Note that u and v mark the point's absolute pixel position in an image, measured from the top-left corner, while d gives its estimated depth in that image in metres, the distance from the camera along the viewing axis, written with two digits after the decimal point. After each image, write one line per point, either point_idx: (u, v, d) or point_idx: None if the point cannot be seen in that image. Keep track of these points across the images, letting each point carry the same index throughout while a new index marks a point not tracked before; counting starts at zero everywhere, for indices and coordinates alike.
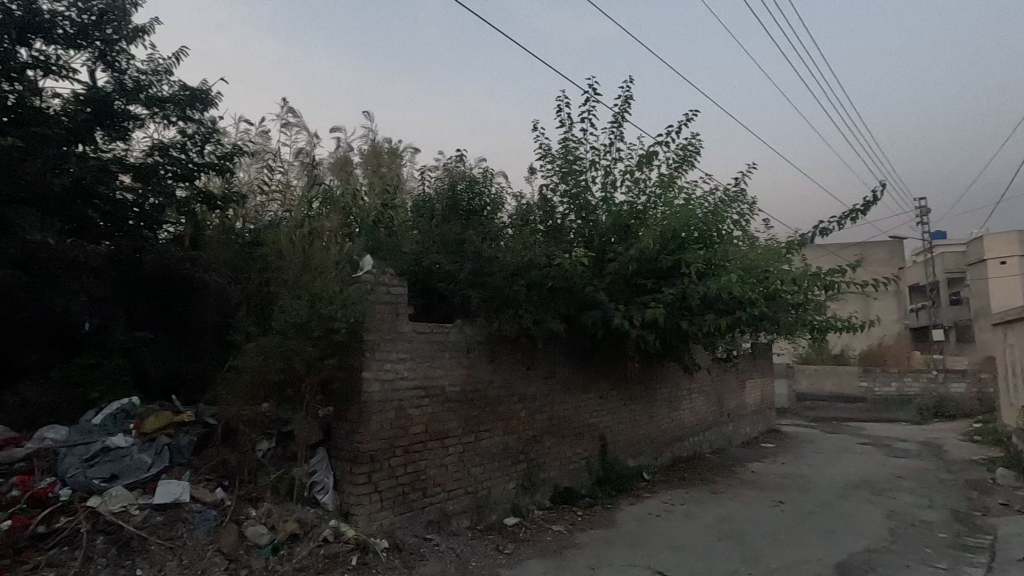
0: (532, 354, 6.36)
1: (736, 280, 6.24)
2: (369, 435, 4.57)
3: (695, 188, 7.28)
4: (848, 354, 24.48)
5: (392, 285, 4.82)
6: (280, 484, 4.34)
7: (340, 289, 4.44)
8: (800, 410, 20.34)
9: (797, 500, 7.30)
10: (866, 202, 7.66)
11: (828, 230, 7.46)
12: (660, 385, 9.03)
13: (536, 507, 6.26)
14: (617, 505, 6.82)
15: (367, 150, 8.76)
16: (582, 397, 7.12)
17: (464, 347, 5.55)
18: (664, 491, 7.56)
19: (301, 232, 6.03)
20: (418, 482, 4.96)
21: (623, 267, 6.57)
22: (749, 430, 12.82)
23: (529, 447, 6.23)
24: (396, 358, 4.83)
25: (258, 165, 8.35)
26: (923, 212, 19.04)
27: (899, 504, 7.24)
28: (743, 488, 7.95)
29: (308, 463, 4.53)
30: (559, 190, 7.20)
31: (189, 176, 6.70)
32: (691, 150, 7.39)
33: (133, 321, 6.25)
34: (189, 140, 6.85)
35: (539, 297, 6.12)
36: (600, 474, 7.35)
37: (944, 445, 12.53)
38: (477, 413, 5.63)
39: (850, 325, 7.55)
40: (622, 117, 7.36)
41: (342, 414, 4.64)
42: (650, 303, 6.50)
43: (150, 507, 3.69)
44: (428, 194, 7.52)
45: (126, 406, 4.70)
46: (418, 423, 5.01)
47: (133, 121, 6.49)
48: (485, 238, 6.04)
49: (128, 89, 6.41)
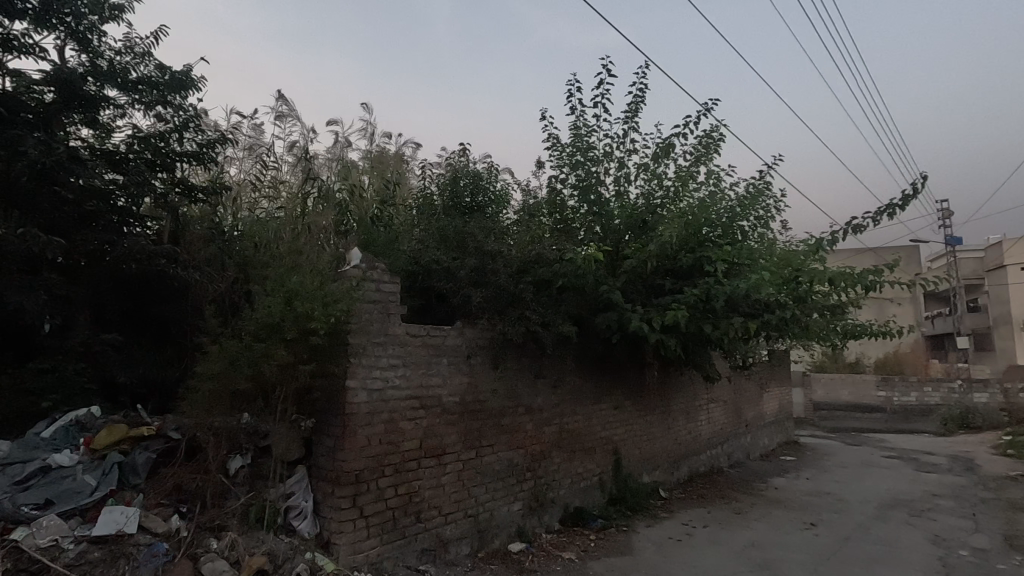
0: (540, 361, 5.78)
1: (766, 279, 5.65)
2: (354, 452, 4.00)
3: (716, 182, 6.71)
4: (864, 363, 23.85)
5: (382, 282, 4.25)
6: (250, 509, 3.77)
7: (320, 285, 3.87)
8: (816, 420, 19.72)
9: (831, 522, 6.65)
10: (905, 197, 6.85)
11: (862, 227, 6.80)
12: (679, 395, 8.45)
13: (544, 531, 5.66)
14: (632, 527, 6.20)
15: (372, 153, 8.42)
16: (593, 408, 6.52)
17: (464, 352, 4.97)
18: (684, 511, 6.94)
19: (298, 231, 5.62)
20: (411, 505, 4.38)
21: (639, 266, 6.00)
22: (768, 442, 12.23)
23: (536, 464, 5.64)
24: (386, 364, 4.26)
25: (250, 161, 7.86)
26: (947, 215, 18.35)
27: (943, 528, 6.58)
28: (770, 507, 7.32)
29: (287, 483, 3.96)
30: (569, 182, 6.64)
31: (166, 165, 6.21)
32: (713, 140, 6.82)
33: (104, 324, 5.72)
34: (169, 127, 6.32)
35: (548, 297, 5.54)
36: (615, 492, 6.74)
37: (976, 459, 11.84)
38: (479, 425, 5.05)
39: (887, 330, 6.89)
40: (637, 103, 6.80)
41: (324, 429, 4.07)
42: (670, 305, 5.90)
43: (87, 540, 3.12)
44: (427, 191, 6.99)
45: (82, 416, 4.18)
46: (411, 438, 4.43)
47: (108, 106, 5.96)
48: (489, 232, 5.49)
49: (102, 71, 5.90)
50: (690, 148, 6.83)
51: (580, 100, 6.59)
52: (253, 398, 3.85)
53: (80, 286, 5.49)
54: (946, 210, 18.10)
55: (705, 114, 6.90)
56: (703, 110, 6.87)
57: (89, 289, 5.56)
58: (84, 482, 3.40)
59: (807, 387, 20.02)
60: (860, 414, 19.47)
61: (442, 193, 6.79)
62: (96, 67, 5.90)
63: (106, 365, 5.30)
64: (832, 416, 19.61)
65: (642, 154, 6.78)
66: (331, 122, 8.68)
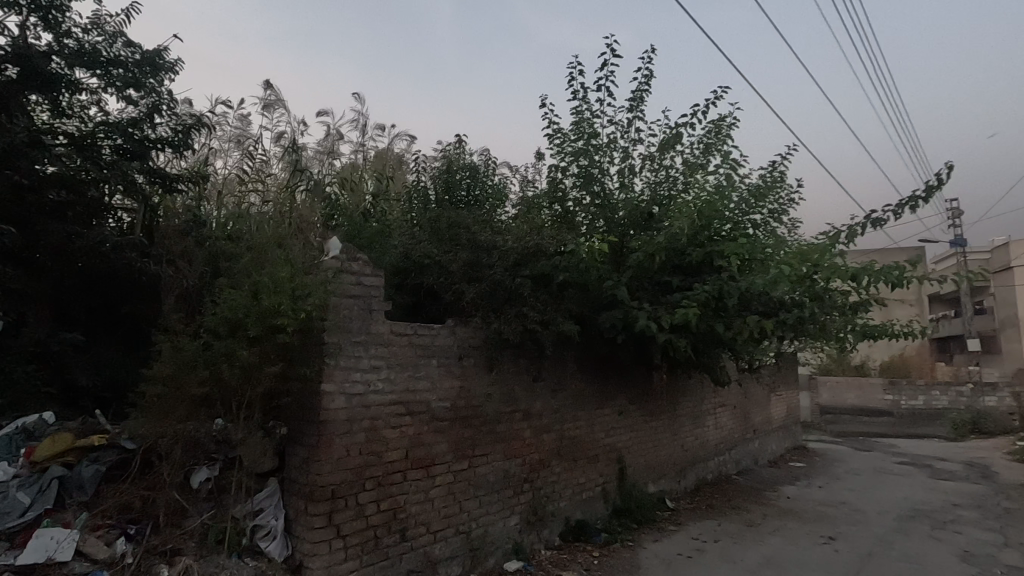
0: (540, 363, 5.36)
1: (784, 273, 5.21)
2: (330, 464, 3.57)
3: (728, 172, 6.28)
4: (870, 366, 23.44)
5: (362, 274, 3.83)
6: (209, 530, 3.34)
7: (291, 277, 3.45)
8: (822, 423, 19.34)
9: (850, 536, 6.22)
10: (928, 187, 6.28)
11: (882, 220, 6.31)
12: (686, 398, 8.01)
13: (542, 547, 5.24)
14: (638, 542, 5.76)
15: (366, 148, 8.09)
16: (596, 413, 6.08)
17: (455, 353, 4.55)
18: (692, 523, 6.51)
19: (283, 225, 5.24)
20: (396, 522, 3.96)
21: (646, 261, 5.57)
22: (776, 447, 11.80)
23: (534, 474, 5.21)
24: (368, 366, 3.84)
25: (236, 153, 7.45)
26: (957, 215, 17.85)
27: (970, 542, 6.14)
28: (784, 519, 6.87)
29: (253, 500, 3.51)
30: (571, 171, 6.21)
31: (141, 154, 5.73)
32: (724, 129, 6.39)
33: (68, 323, 5.34)
34: (142, 113, 5.83)
35: (547, 294, 5.11)
36: (619, 503, 6.31)
37: (993, 466, 11.38)
38: (471, 432, 4.62)
39: (911, 330, 6.42)
40: (644, 89, 6.36)
41: (297, 438, 3.65)
42: (680, 302, 5.46)
43: (9, 570, 2.79)
44: (421, 183, 6.53)
45: (31, 423, 3.79)
46: (396, 448, 4.00)
47: (75, 88, 5.55)
48: (484, 223, 5.08)
49: (68, 52, 5.49)
50: (699, 136, 6.40)
51: (582, 85, 6.15)
52: (215, 403, 3.42)
53: (43, 284, 5.12)
54: (955, 209, 17.52)
55: (716, 101, 6.46)
56: (714, 97, 6.44)
57: (52, 287, 5.19)
58: (15, 500, 3.07)
59: (814, 390, 19.82)
60: (867, 417, 19.05)
61: (436, 186, 6.36)
62: (62, 48, 5.49)
63: (67, 368, 4.91)
64: (838, 419, 19.26)
65: (648, 143, 6.35)
66: (321, 112, 8.25)
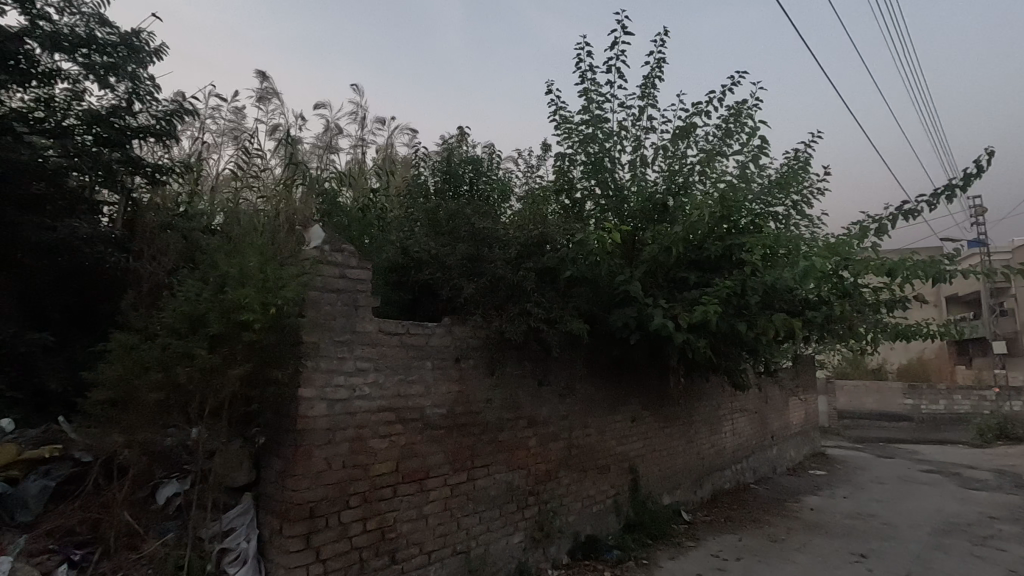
0: (546, 366, 4.94)
1: (814, 267, 4.75)
2: (308, 479, 3.17)
3: (748, 161, 5.84)
4: (887, 369, 22.80)
5: (346, 266, 3.44)
6: (168, 555, 2.92)
7: (263, 268, 3.05)
8: (840, 428, 18.72)
9: (883, 553, 5.75)
10: (965, 176, 5.78)
11: (915, 212, 5.81)
12: (703, 403, 7.56)
13: (549, 566, 4.81)
14: (654, 560, 5.31)
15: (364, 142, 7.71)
16: (607, 420, 5.65)
17: (452, 355, 4.14)
18: (711, 538, 6.05)
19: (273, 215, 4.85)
20: (385, 544, 3.55)
21: (662, 255, 5.14)
22: (794, 454, 11.29)
23: (539, 486, 4.78)
24: (352, 370, 3.44)
25: (229, 148, 7.11)
26: (980, 213, 17.24)
27: (1016, 560, 5.65)
28: (809, 533, 6.40)
29: (223, 520, 3.14)
30: (579, 161, 5.79)
31: (120, 142, 5.34)
32: (743, 115, 5.96)
33: (40, 323, 4.96)
34: (121, 99, 5.47)
35: (553, 289, 4.69)
36: (631, 517, 5.87)
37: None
38: (470, 441, 4.21)
39: (949, 331, 5.93)
40: (657, 73, 5.94)
41: (273, 449, 3.25)
42: (700, 299, 5.02)
43: None
44: (421, 176, 6.13)
45: None
46: (385, 460, 3.60)
47: (49, 72, 5.20)
48: (485, 213, 4.67)
49: (41, 33, 5.14)
50: (717, 122, 5.97)
51: (591, 67, 5.74)
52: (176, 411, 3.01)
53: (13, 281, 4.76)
54: (978, 208, 16.94)
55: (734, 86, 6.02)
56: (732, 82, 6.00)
57: (24, 285, 4.83)
58: None
59: (831, 395, 19.20)
60: (886, 423, 18.42)
61: (436, 178, 5.98)
62: (34, 29, 5.13)
63: (34, 370, 4.54)
64: (856, 424, 18.66)
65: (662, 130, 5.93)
66: (319, 106, 7.89)
